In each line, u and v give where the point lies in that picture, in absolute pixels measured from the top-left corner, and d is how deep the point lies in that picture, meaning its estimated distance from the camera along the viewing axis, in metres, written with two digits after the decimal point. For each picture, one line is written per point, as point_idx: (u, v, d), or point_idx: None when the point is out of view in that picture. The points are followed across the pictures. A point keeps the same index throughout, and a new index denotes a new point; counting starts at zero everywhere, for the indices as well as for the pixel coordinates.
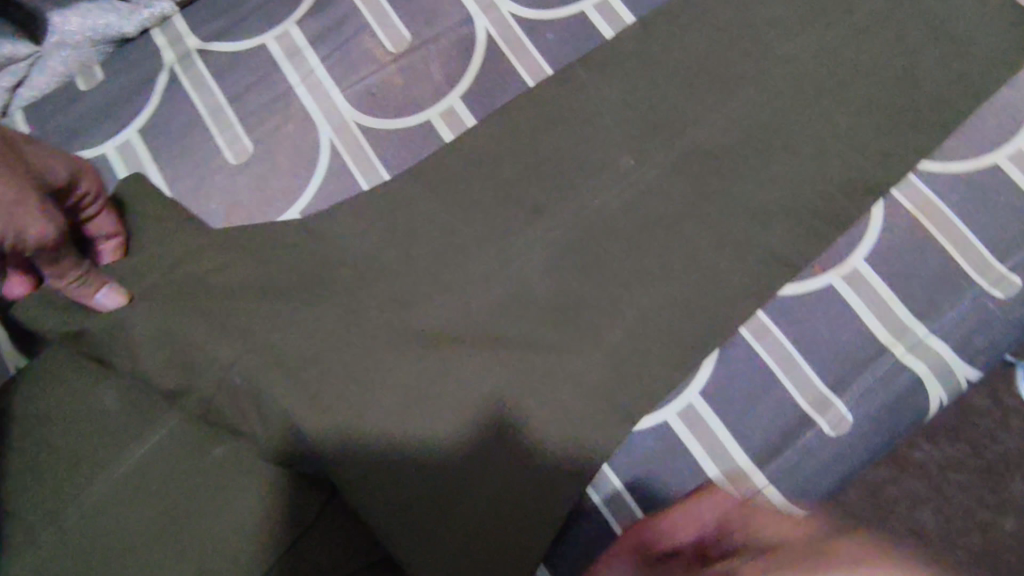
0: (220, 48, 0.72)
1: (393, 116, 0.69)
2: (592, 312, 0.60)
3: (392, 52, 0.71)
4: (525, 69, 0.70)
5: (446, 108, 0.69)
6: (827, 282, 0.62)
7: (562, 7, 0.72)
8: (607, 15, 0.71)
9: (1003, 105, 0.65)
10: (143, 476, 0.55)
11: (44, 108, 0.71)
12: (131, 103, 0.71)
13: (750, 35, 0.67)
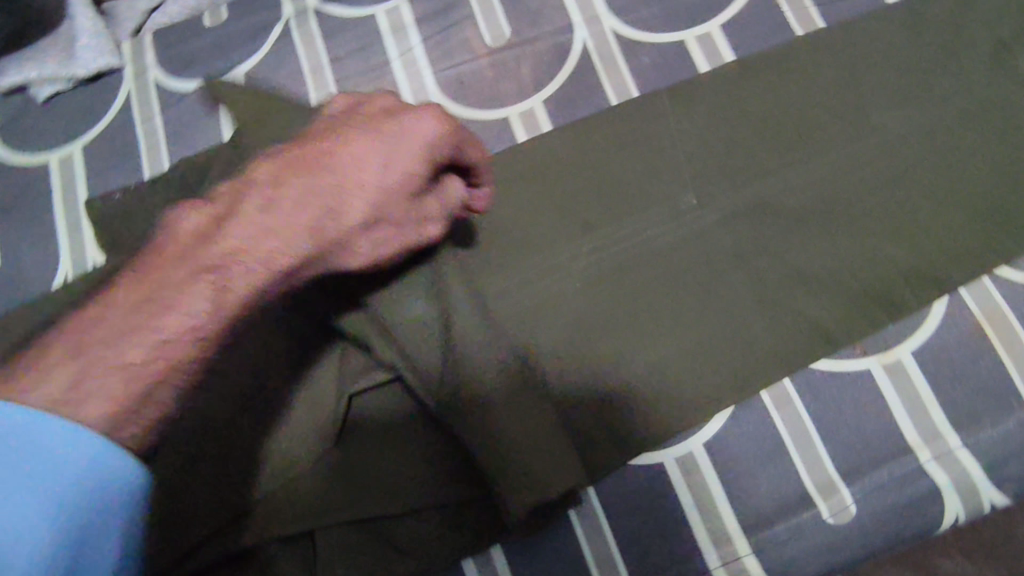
0: (333, 12, 0.76)
1: (474, 107, 0.71)
2: (606, 340, 0.60)
3: (488, 45, 0.73)
4: (612, 86, 0.70)
5: (527, 109, 0.70)
6: (866, 366, 0.59)
7: (665, 32, 0.71)
8: (707, 49, 0.70)
9: None
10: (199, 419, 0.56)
11: (171, 37, 0.78)
12: (245, 47, 0.77)
13: (849, 100, 0.65)
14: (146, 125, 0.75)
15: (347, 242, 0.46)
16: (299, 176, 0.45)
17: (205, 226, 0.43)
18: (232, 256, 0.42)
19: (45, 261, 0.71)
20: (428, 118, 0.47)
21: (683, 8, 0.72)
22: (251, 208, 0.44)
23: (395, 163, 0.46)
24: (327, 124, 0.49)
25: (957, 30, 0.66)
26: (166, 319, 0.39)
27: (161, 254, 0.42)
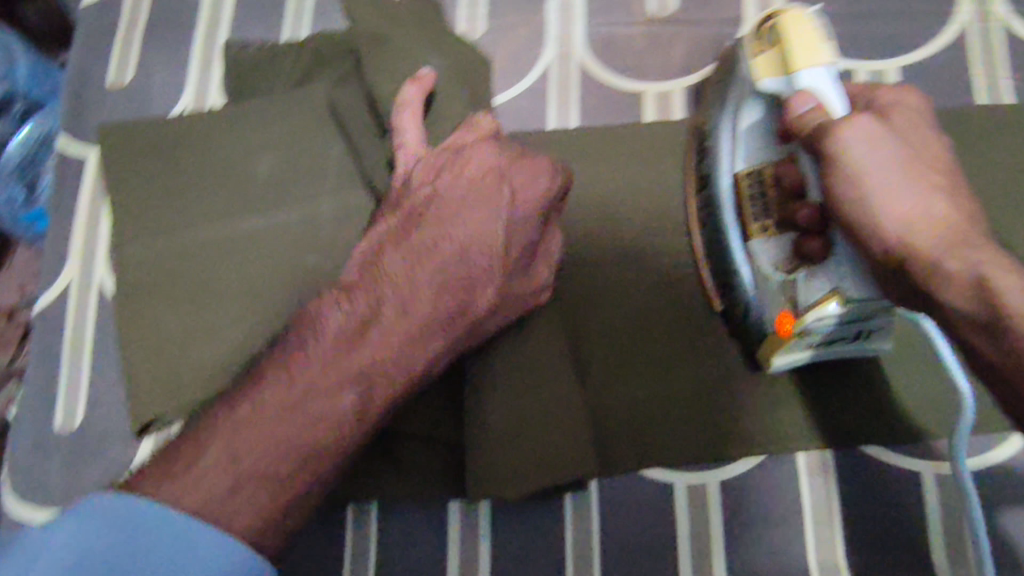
0: None
1: (615, 72, 0.69)
2: (654, 346, 0.60)
3: (649, 15, 0.70)
4: None
5: (665, 91, 0.67)
6: (918, 469, 0.57)
7: (836, 53, 0.65)
8: (875, 87, 0.64)
9: None
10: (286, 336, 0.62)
11: None
12: None
13: (1010, 192, 0.59)
14: None
15: (477, 294, 0.48)
16: (432, 258, 0.48)
17: (347, 324, 0.45)
18: (372, 357, 0.44)
19: (170, 88, 0.74)
20: (528, 192, 0.50)
21: (868, 34, 0.65)
22: (377, 292, 0.46)
23: (513, 238, 0.49)
24: (439, 184, 0.51)
25: None
26: (311, 428, 0.42)
27: (299, 352, 0.44)
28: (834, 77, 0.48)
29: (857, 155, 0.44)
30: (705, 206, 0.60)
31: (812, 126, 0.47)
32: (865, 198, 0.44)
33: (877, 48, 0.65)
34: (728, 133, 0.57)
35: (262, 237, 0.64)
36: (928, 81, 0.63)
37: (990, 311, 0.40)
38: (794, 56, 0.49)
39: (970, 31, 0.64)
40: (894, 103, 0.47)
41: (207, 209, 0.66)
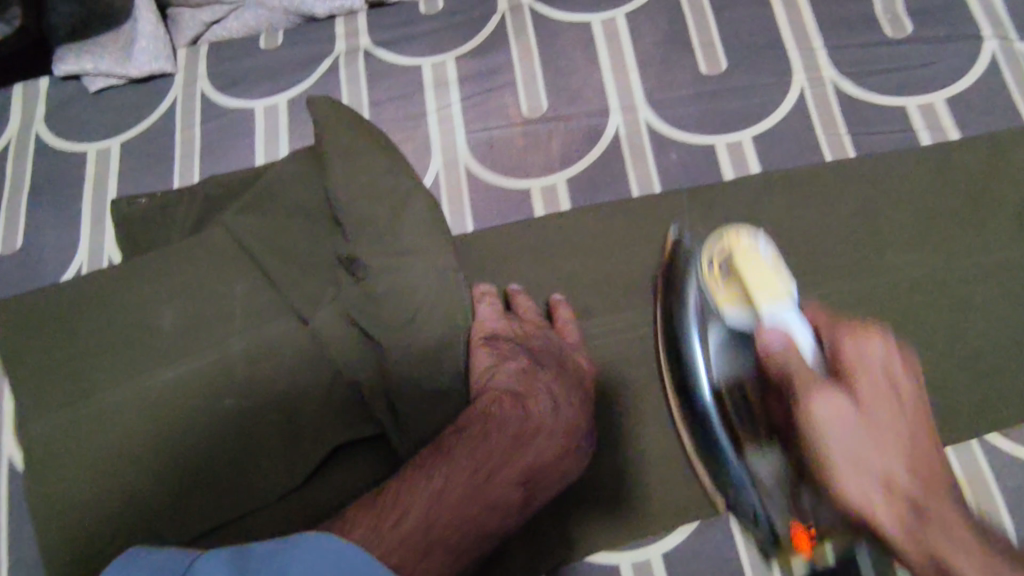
0: (382, 55, 0.78)
1: (501, 173, 0.72)
2: None
3: (525, 115, 0.74)
4: (636, 178, 0.71)
5: (550, 184, 0.72)
6: None
7: (696, 132, 0.72)
8: (736, 156, 0.70)
9: None
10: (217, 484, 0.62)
11: (227, 52, 0.81)
12: (292, 75, 0.79)
13: (867, 235, 0.65)
14: (184, 133, 0.78)
15: (556, 455, 0.56)
16: (564, 389, 0.59)
17: (507, 441, 0.55)
18: (531, 463, 0.55)
19: (63, 249, 0.74)
20: (580, 355, 0.63)
21: (720, 112, 0.72)
22: (541, 409, 0.57)
23: (580, 405, 0.59)
24: (542, 336, 0.63)
25: (988, 179, 0.65)
26: (491, 505, 0.52)
27: (469, 449, 0.53)
28: (810, 333, 0.47)
29: (829, 435, 0.41)
30: (672, 291, 0.62)
31: (784, 369, 0.45)
32: (827, 439, 0.42)
33: (731, 121, 0.72)
34: (697, 292, 0.60)
35: (174, 390, 0.64)
36: (781, 144, 0.70)
37: (936, 562, 0.37)
38: (751, 291, 0.51)
39: (806, 95, 0.71)
40: (862, 352, 0.44)
41: (117, 369, 0.65)
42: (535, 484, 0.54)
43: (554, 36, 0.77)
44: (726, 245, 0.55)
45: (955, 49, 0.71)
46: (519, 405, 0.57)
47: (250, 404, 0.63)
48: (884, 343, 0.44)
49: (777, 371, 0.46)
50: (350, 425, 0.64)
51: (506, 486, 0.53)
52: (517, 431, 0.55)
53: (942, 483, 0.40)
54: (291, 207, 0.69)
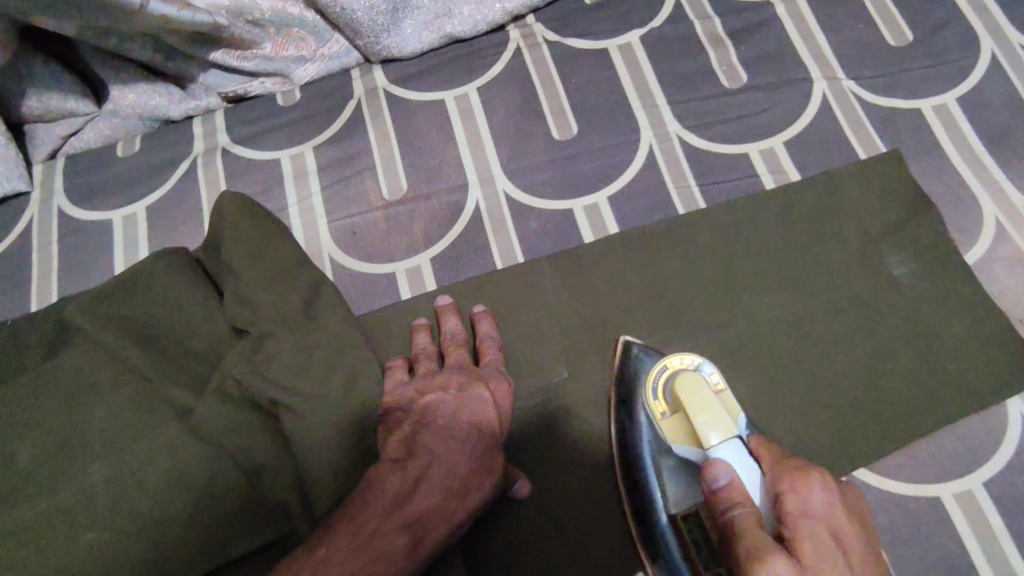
0: (240, 152, 0.78)
1: (365, 260, 0.72)
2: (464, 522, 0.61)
3: (386, 198, 0.74)
4: (500, 250, 0.71)
5: (414, 266, 0.71)
6: None
7: (554, 198, 0.73)
8: (593, 218, 0.71)
9: (969, 431, 0.60)
10: None
11: (83, 163, 0.80)
12: (151, 180, 0.78)
13: (722, 284, 0.66)
14: (42, 252, 0.76)
15: (456, 501, 0.56)
16: (453, 445, 0.58)
17: (401, 489, 0.55)
18: (419, 516, 0.55)
19: None
20: (504, 387, 0.62)
21: (575, 176, 0.73)
22: (440, 453, 0.58)
23: (490, 440, 0.59)
24: (439, 388, 0.62)
25: (830, 217, 0.68)
26: (377, 572, 0.52)
27: (354, 522, 0.53)
28: (743, 452, 0.52)
29: (721, 489, 0.48)
30: (624, 433, 0.61)
31: (728, 504, 0.47)
32: (744, 527, 0.45)
33: (587, 184, 0.73)
34: (648, 410, 0.61)
35: (16, 533, 0.58)
36: (635, 202, 0.72)
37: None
38: (691, 415, 0.55)
39: (655, 153, 0.73)
40: (797, 506, 0.46)
41: None
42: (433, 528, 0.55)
43: (410, 116, 0.78)
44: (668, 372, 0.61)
45: (790, 94, 0.74)
46: (418, 452, 0.57)
47: (99, 536, 0.57)
48: (821, 489, 0.46)
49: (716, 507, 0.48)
50: (219, 548, 0.58)
51: (400, 534, 0.54)
52: (417, 479, 0.56)
53: (870, 568, 0.45)
54: (146, 314, 0.66)
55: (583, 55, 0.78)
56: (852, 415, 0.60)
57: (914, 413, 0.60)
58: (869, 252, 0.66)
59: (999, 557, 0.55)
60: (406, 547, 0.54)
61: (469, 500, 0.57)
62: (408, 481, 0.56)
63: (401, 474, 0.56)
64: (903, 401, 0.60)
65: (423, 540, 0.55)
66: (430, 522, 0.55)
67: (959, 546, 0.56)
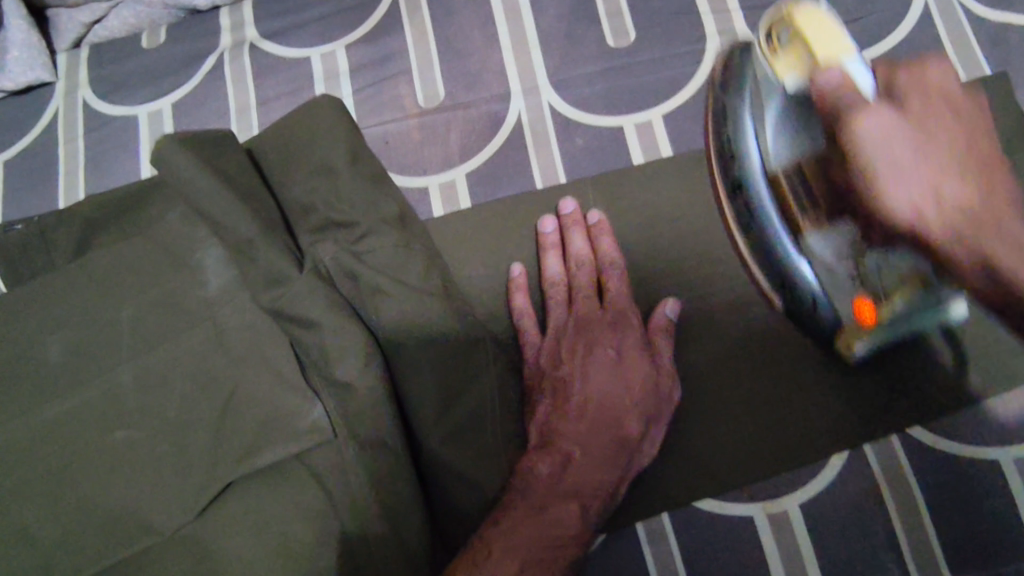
0: (269, 48, 0.73)
1: (395, 170, 0.67)
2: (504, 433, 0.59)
3: (421, 105, 0.69)
4: (541, 168, 0.66)
5: (449, 181, 0.67)
6: (749, 513, 0.56)
7: (605, 114, 0.66)
8: (646, 137, 0.65)
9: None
10: (113, 520, 0.57)
11: (107, 54, 0.76)
12: (177, 74, 0.74)
13: None
14: (68, 146, 0.73)
15: (613, 462, 0.55)
16: (586, 420, 0.56)
17: (553, 469, 0.55)
18: (579, 488, 0.54)
19: None
20: (632, 338, 0.58)
21: (628, 89, 0.66)
22: (581, 422, 0.56)
23: (633, 390, 0.56)
24: (564, 348, 0.59)
25: None
26: (558, 537, 0.52)
27: (523, 498, 0.53)
28: (869, 71, 0.40)
29: (871, 146, 0.37)
30: (732, 181, 0.53)
31: (842, 106, 0.38)
32: (868, 142, 0.37)
33: (643, 99, 0.66)
34: (752, 104, 0.50)
35: (65, 425, 0.60)
36: (695, 124, 0.65)
37: (988, 254, 0.35)
38: (818, 53, 0.42)
39: None
40: (914, 82, 0.39)
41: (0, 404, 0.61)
42: (597, 493, 0.54)
43: (450, 13, 0.71)
44: (785, 18, 0.44)
45: (884, 5, 0.65)
46: (556, 424, 0.57)
47: (142, 435, 0.60)
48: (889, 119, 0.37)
49: (829, 129, 0.40)
50: (245, 458, 0.58)
51: (567, 501, 0.53)
52: (570, 454, 0.55)
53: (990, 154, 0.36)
54: (173, 216, 0.65)
55: None
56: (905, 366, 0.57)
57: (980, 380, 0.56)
58: None
59: None
60: (584, 516, 0.53)
61: (618, 463, 0.55)
62: (561, 458, 0.55)
63: (545, 453, 0.55)
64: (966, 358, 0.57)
65: (595, 507, 0.54)
66: (597, 487, 0.54)
67: (1009, 514, 0.53)
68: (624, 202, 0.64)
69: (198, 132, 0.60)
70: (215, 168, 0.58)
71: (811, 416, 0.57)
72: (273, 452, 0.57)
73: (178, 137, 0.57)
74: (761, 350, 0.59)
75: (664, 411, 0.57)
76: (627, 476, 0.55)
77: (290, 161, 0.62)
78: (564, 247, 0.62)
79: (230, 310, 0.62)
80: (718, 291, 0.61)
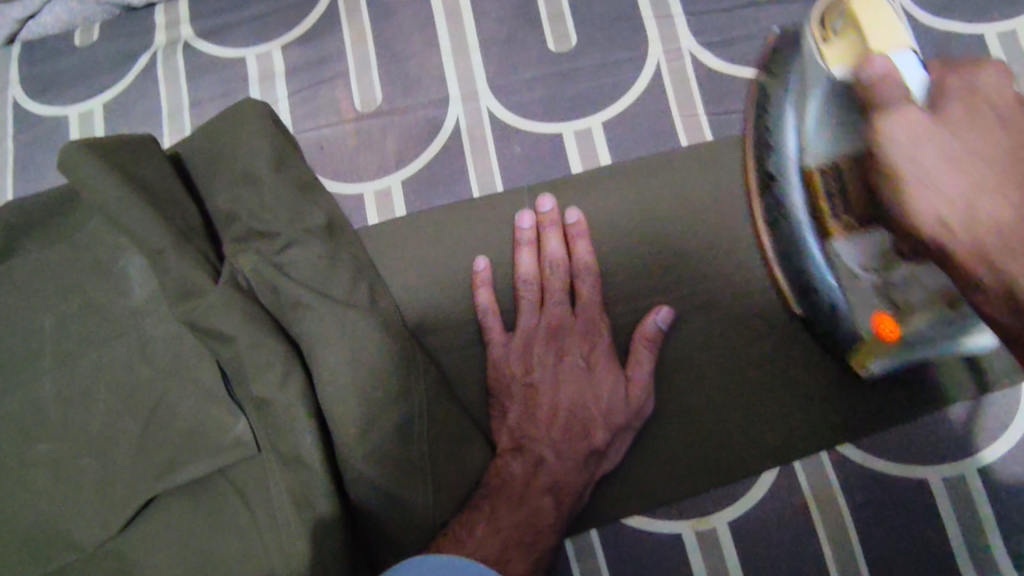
0: (203, 48, 0.70)
1: (330, 176, 0.66)
2: (438, 444, 0.57)
3: (357, 109, 0.67)
4: (478, 175, 0.64)
5: (384, 188, 0.65)
6: (678, 530, 0.55)
7: (544, 120, 0.65)
8: (585, 145, 0.64)
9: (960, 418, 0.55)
10: (29, 538, 0.56)
11: (39, 52, 0.73)
12: (108, 75, 0.71)
13: (718, 232, 0.60)
14: None
15: (585, 466, 0.55)
16: (559, 426, 0.57)
17: (526, 468, 0.55)
18: (553, 487, 0.54)
19: None
20: (604, 350, 0.58)
21: (568, 95, 0.65)
22: (554, 427, 0.57)
23: (604, 400, 0.56)
24: (538, 351, 0.58)
25: None
26: (533, 532, 0.53)
27: (502, 494, 0.54)
28: (920, 65, 0.39)
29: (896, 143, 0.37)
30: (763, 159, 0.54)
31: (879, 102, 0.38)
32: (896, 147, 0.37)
33: (585, 105, 0.65)
34: (796, 95, 0.48)
35: None
36: (635, 131, 0.64)
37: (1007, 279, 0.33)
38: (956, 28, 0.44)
39: (663, 74, 0.64)
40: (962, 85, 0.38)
41: None
42: (568, 495, 0.54)
43: (390, 14, 0.69)
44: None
45: None
46: (527, 426, 0.57)
47: (62, 449, 0.58)
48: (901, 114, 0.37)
49: (863, 101, 0.40)
50: (166, 473, 0.56)
51: (541, 499, 0.54)
52: (545, 454, 0.55)
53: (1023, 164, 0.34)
54: (98, 223, 0.63)
55: None
56: (839, 381, 0.56)
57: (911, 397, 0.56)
58: None
59: (976, 545, 0.53)
60: (557, 514, 0.54)
61: (586, 469, 0.55)
62: (535, 458, 0.55)
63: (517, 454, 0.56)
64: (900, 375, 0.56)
65: (566, 507, 0.54)
66: (569, 488, 0.54)
67: (934, 532, 0.53)
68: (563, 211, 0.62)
69: (114, 138, 0.58)
70: (133, 177, 0.56)
71: (743, 431, 0.56)
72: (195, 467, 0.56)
73: (90, 143, 0.55)
74: (695, 363, 0.58)
75: (632, 424, 0.56)
76: (593, 482, 0.56)
77: (217, 169, 0.60)
78: (539, 245, 0.60)
79: (154, 319, 0.60)
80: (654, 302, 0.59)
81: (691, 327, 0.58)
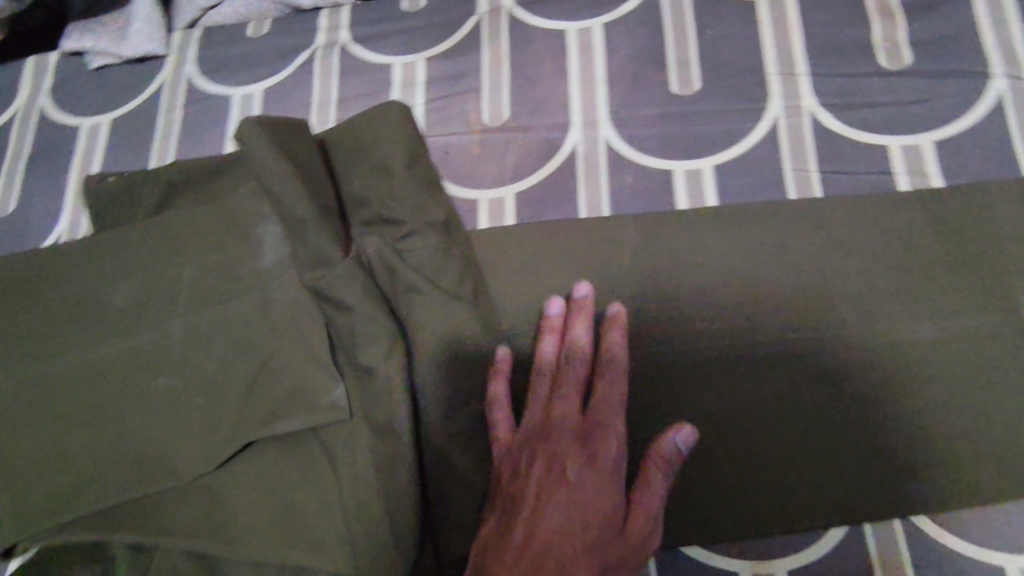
0: (357, 52, 0.78)
1: (451, 179, 0.71)
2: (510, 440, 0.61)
3: (485, 122, 0.73)
4: (588, 198, 0.68)
5: (498, 198, 0.70)
6: (734, 569, 0.56)
7: (659, 155, 0.68)
8: (695, 184, 0.67)
9: None
10: (142, 458, 0.62)
11: (216, 38, 0.84)
12: (271, 65, 0.80)
13: (816, 284, 0.61)
14: (166, 115, 0.81)
15: None
16: (546, 528, 0.52)
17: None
18: None
19: (48, 215, 0.79)
20: (615, 441, 0.55)
21: (683, 136, 0.68)
22: (542, 529, 0.52)
23: (604, 512, 0.53)
24: (542, 442, 0.56)
25: (955, 238, 0.61)
26: None
27: None
28: None
29: None
30: None
31: None
32: None
33: (700, 147, 0.68)
34: None
35: (116, 365, 0.66)
36: (746, 177, 0.66)
37: None
38: None
39: (781, 128, 0.67)
40: None
41: (69, 335, 0.68)
42: None
43: (528, 41, 0.75)
44: None
45: (955, 91, 0.65)
46: (509, 527, 0.53)
47: (180, 385, 0.65)
48: None
49: None
50: (266, 422, 0.62)
51: None
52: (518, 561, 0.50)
53: None
54: (245, 192, 0.71)
55: (724, 4, 0.72)
56: (922, 450, 0.56)
57: (998, 479, 0.55)
58: (991, 285, 0.59)
59: None
60: None
61: None
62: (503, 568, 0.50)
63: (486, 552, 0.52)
64: (986, 457, 0.55)
65: None
66: None
67: None
68: (665, 242, 0.65)
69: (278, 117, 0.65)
70: (288, 153, 0.63)
71: (815, 483, 0.57)
72: (292, 421, 0.61)
73: (258, 120, 0.63)
74: (776, 408, 0.58)
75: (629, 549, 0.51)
76: None
77: (355, 158, 0.67)
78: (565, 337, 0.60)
79: (278, 283, 0.67)
80: (743, 342, 0.60)
81: (778, 372, 0.59)
